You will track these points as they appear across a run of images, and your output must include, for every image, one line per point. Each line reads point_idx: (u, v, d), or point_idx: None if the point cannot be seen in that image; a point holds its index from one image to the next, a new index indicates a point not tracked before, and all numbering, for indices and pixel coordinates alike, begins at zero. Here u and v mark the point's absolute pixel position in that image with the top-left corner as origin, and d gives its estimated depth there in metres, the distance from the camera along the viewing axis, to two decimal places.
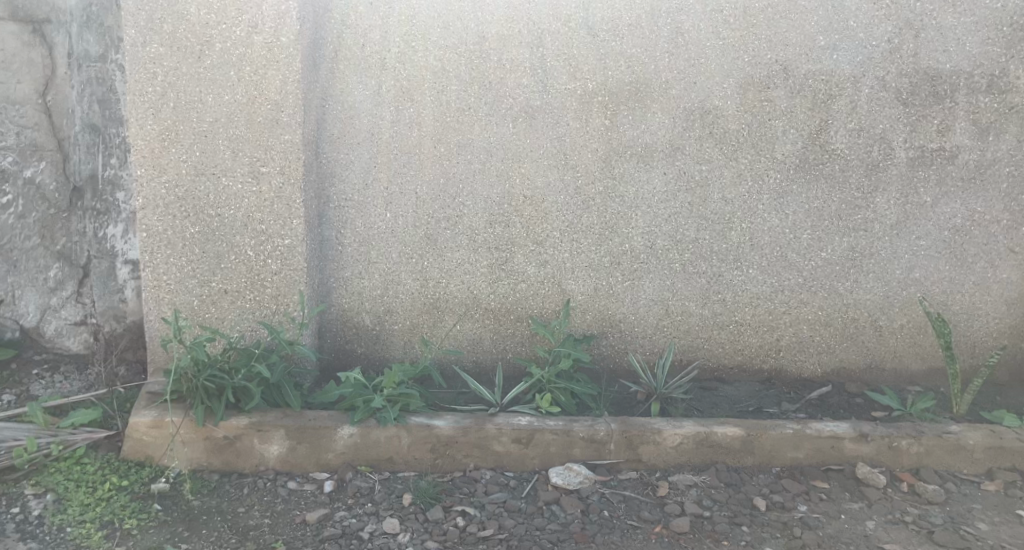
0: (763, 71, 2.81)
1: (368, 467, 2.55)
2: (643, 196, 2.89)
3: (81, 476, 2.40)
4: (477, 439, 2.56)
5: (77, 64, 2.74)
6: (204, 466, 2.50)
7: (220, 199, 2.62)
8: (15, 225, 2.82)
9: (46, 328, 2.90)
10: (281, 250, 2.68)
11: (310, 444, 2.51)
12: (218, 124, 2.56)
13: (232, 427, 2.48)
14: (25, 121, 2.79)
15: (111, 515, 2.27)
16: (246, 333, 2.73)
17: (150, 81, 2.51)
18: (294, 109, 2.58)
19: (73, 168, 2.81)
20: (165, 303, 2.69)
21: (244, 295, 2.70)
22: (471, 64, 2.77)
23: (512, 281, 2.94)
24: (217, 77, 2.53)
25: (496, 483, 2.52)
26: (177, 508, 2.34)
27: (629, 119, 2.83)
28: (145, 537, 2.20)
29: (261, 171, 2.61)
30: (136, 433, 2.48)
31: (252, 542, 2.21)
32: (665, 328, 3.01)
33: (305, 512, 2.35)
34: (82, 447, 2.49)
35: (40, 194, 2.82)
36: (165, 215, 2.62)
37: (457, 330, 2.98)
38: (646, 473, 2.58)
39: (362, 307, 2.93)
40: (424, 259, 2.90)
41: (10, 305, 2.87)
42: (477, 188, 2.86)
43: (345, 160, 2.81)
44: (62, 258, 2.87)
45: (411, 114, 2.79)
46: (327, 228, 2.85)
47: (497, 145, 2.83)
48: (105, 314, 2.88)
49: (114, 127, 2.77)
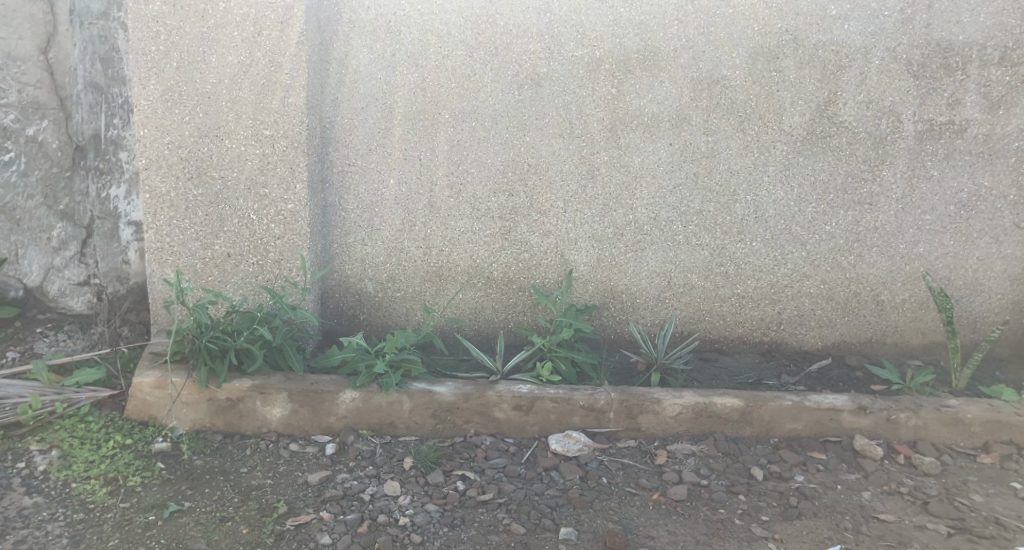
0: (773, 40, 2.77)
1: (369, 432, 2.57)
2: (649, 166, 2.87)
3: (86, 433, 2.42)
4: (479, 406, 2.59)
5: (78, 22, 2.73)
6: (206, 427, 2.52)
7: (222, 162, 2.61)
8: (17, 184, 2.80)
9: (49, 288, 2.89)
10: (285, 215, 2.68)
11: (312, 408, 2.53)
12: (221, 86, 2.54)
13: (235, 390, 2.50)
14: (27, 78, 2.74)
15: (115, 472, 2.29)
16: (249, 297, 2.75)
17: (153, 40, 2.49)
18: (296, 71, 2.56)
19: (75, 127, 2.79)
20: (169, 265, 2.69)
21: (247, 259, 2.71)
22: (478, 28, 2.73)
23: (516, 250, 2.94)
24: (220, 37, 2.50)
25: (496, 449, 2.54)
26: (180, 467, 2.36)
27: (636, 88, 2.80)
28: (150, 495, 2.23)
29: (264, 135, 2.60)
30: (139, 393, 2.49)
31: (254, 501, 2.24)
32: (667, 300, 3.02)
33: (307, 473, 2.37)
34: (86, 405, 2.51)
35: (43, 152, 2.80)
36: (169, 176, 2.61)
37: (460, 298, 2.99)
38: (645, 442, 2.61)
39: (364, 274, 2.93)
40: (427, 226, 2.90)
41: (14, 263, 2.85)
42: (480, 156, 2.84)
43: (349, 125, 2.79)
44: (65, 218, 2.86)
45: (415, 79, 2.77)
46: (330, 194, 2.85)
47: (503, 112, 2.80)
48: (108, 274, 2.91)
49: (117, 87, 2.78)
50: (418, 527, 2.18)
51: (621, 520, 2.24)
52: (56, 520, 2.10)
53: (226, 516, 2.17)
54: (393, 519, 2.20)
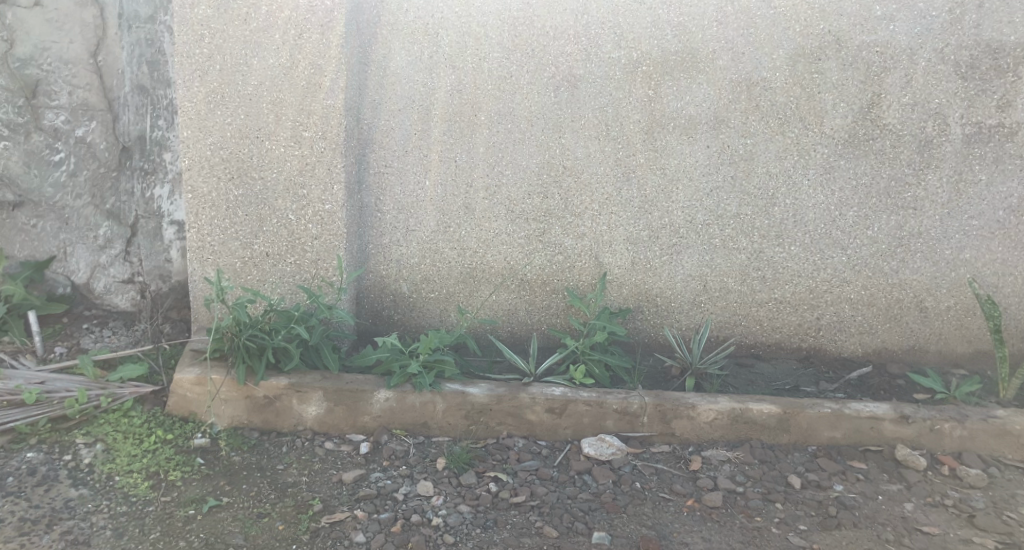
0: (815, 41, 2.73)
1: (403, 432, 2.59)
2: (686, 168, 2.85)
3: (129, 428, 2.48)
4: (512, 408, 2.59)
5: (127, 26, 2.78)
6: (244, 424, 2.56)
7: (263, 162, 2.66)
8: (66, 183, 2.88)
9: (95, 285, 2.96)
10: (322, 216, 2.72)
11: (347, 406, 2.56)
12: (263, 88, 2.59)
13: (273, 387, 2.54)
14: (77, 81, 2.82)
15: (156, 467, 2.34)
16: (286, 296, 2.79)
17: (197, 43, 2.54)
18: (335, 74, 2.59)
19: (122, 128, 2.85)
20: (209, 263, 2.75)
21: (285, 259, 2.75)
22: (515, 30, 2.73)
23: (550, 252, 2.94)
24: (262, 41, 2.54)
25: (529, 451, 2.54)
26: (219, 463, 2.40)
27: (674, 90, 2.78)
28: (189, 489, 2.27)
29: (303, 136, 2.64)
30: (180, 389, 2.54)
31: (290, 498, 2.27)
32: (702, 304, 2.98)
33: (341, 472, 2.40)
34: (128, 401, 2.56)
35: (91, 152, 2.87)
36: (210, 176, 2.66)
37: (493, 300, 2.99)
38: (679, 447, 2.58)
39: (399, 274, 2.95)
40: (461, 228, 2.91)
41: (62, 261, 2.94)
42: (515, 158, 2.84)
43: (387, 127, 2.82)
44: (111, 217, 2.93)
45: (452, 81, 2.78)
46: (367, 194, 2.87)
47: (539, 114, 2.80)
48: (151, 272, 2.94)
49: (162, 89, 2.81)
50: (452, 528, 2.18)
51: (655, 526, 2.22)
52: (100, 512, 2.15)
53: (263, 512, 2.20)
54: (426, 519, 2.21)
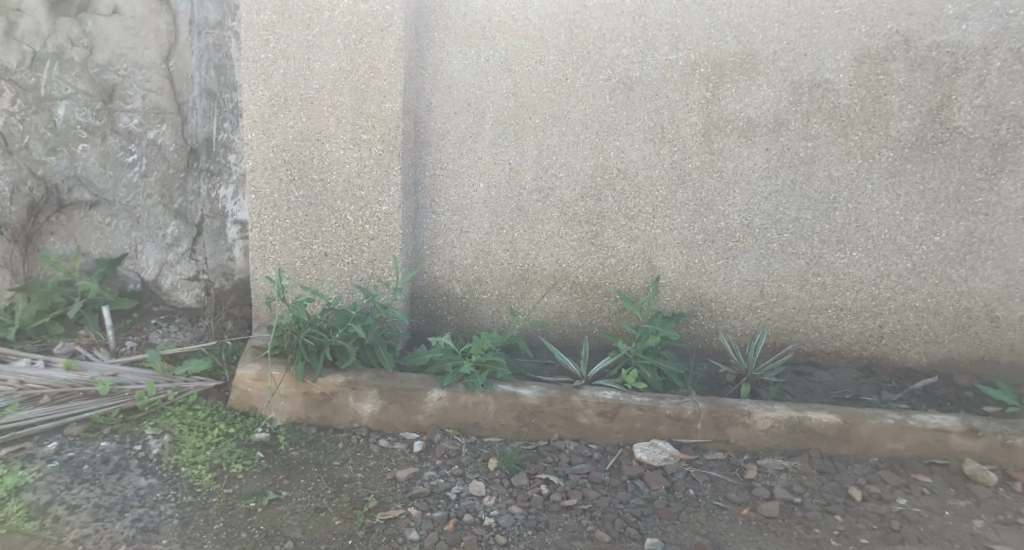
0: (882, 42, 2.66)
1: (455, 431, 2.62)
2: (744, 171, 2.80)
3: (193, 421, 2.56)
4: (563, 410, 2.59)
5: (197, 31, 2.86)
6: (302, 420, 2.62)
7: (322, 164, 2.71)
8: (138, 184, 2.99)
9: (163, 282, 3.07)
10: (378, 217, 2.76)
11: (401, 404, 2.60)
12: (324, 92, 2.65)
13: (330, 384, 2.59)
14: (150, 85, 2.91)
15: (219, 459, 2.41)
16: (343, 295, 2.84)
17: (263, 48, 2.61)
18: (394, 78, 2.64)
19: (191, 131, 2.95)
20: (270, 262, 2.82)
21: (342, 258, 2.80)
22: (571, 33, 2.73)
23: (602, 255, 2.93)
24: (324, 45, 2.60)
25: (580, 454, 2.54)
26: (278, 457, 2.47)
27: (733, 92, 2.74)
28: (250, 482, 2.34)
29: (362, 138, 2.69)
30: (242, 385, 2.61)
31: (346, 494, 2.31)
32: (758, 310, 2.93)
33: (395, 469, 2.44)
34: (193, 395, 2.66)
35: (161, 154, 2.97)
36: (273, 178, 2.73)
37: (545, 302, 2.99)
38: (734, 455, 2.54)
39: (452, 275, 2.98)
40: (514, 230, 2.92)
41: (133, 258, 3.05)
42: (569, 160, 2.84)
43: (443, 130, 2.85)
44: (178, 216, 3.03)
45: (507, 84, 2.79)
46: (422, 196, 2.91)
47: (594, 116, 2.80)
48: (215, 270, 3.05)
49: (228, 93, 2.89)
50: (504, 529, 2.20)
51: (710, 534, 2.20)
52: (167, 501, 2.23)
53: (320, 507, 2.25)
54: (478, 519, 2.23)
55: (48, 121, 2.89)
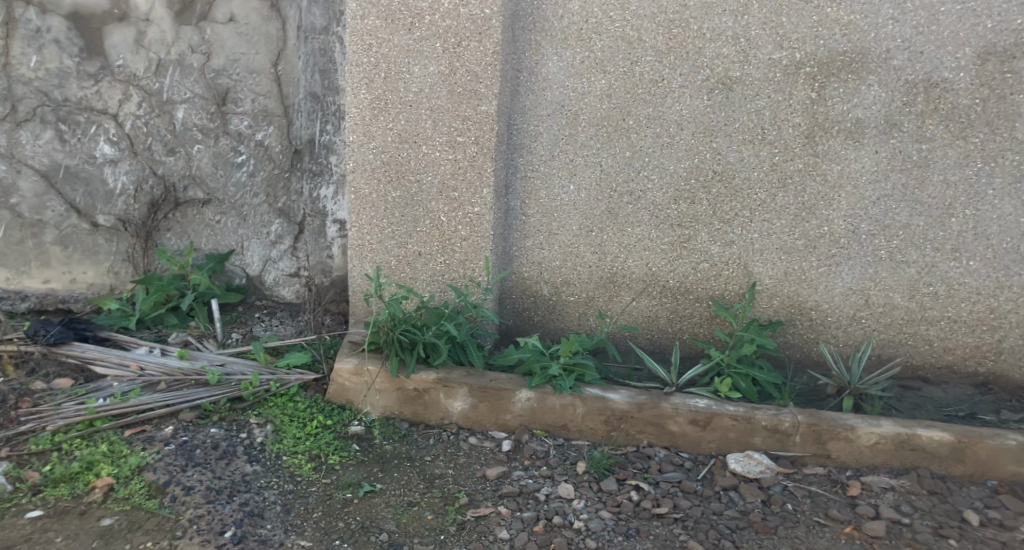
0: (1008, 38, 2.50)
1: (544, 432, 2.62)
2: (850, 175, 2.69)
3: (294, 411, 2.66)
4: (653, 417, 2.54)
5: (304, 37, 2.96)
6: (395, 415, 2.69)
7: (419, 166, 2.77)
8: (247, 183, 3.13)
9: (266, 277, 3.22)
10: (471, 218, 2.80)
11: (490, 403, 2.63)
12: (422, 95, 2.70)
13: (422, 381, 2.65)
14: (260, 89, 3.04)
15: (318, 450, 2.50)
16: (436, 293, 2.90)
17: (366, 53, 2.69)
18: (491, 80, 2.67)
19: (295, 132, 3.08)
20: (367, 261, 2.91)
21: (435, 258, 2.86)
22: (670, 32, 2.67)
23: (695, 259, 2.87)
24: (424, 49, 2.66)
25: (671, 462, 2.49)
26: (372, 450, 2.54)
27: (840, 92, 2.63)
28: (346, 473, 2.42)
29: (457, 141, 2.73)
30: (339, 378, 2.69)
31: (437, 490, 2.36)
32: (862, 320, 2.81)
33: (485, 468, 2.46)
34: (294, 386, 2.76)
35: (268, 155, 3.11)
36: (371, 179, 2.81)
37: (634, 306, 2.96)
38: (835, 471, 2.44)
39: (541, 276, 2.98)
40: (604, 233, 2.90)
41: (240, 254, 3.20)
42: (663, 162, 2.80)
43: (535, 132, 2.85)
44: (282, 215, 3.16)
45: (602, 86, 2.76)
46: (513, 197, 2.92)
47: (690, 118, 2.74)
48: (315, 267, 3.19)
49: (332, 96, 3.01)
50: (593, 533, 2.19)
51: None
52: (271, 488, 2.33)
53: (413, 501, 2.30)
54: (568, 522, 2.23)
55: (168, 123, 3.05)
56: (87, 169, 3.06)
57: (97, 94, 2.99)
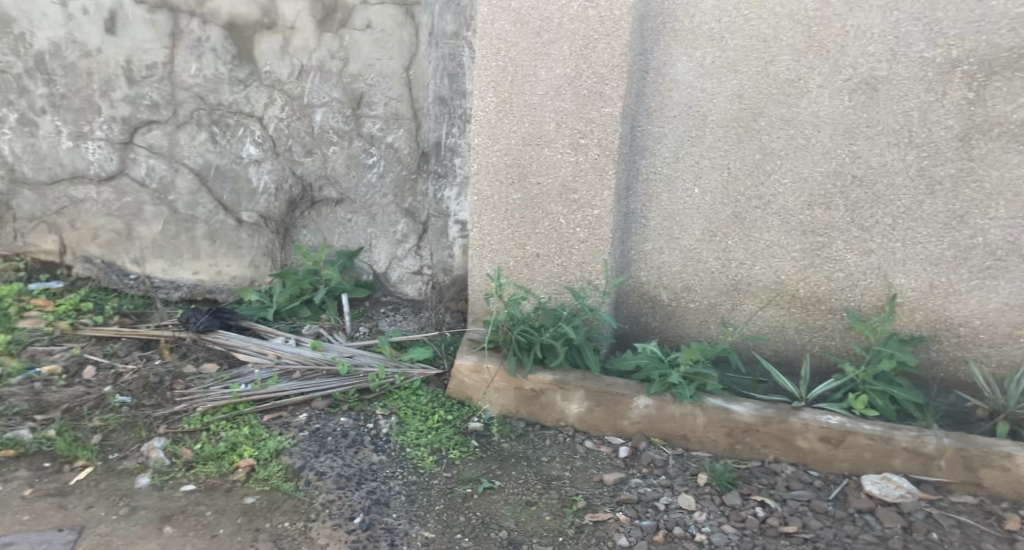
0: None
1: (662, 441, 2.57)
2: (1010, 181, 2.50)
3: (417, 405, 2.74)
4: (780, 431, 2.44)
5: (435, 42, 3.05)
6: (512, 413, 2.71)
7: (541, 168, 2.79)
8: (377, 184, 3.26)
9: (391, 274, 3.34)
10: (590, 220, 2.79)
11: (607, 408, 2.60)
12: (547, 97, 2.71)
13: (539, 382, 2.65)
14: (392, 93, 3.15)
15: (439, 443, 2.57)
16: (553, 295, 2.90)
17: (494, 56, 2.73)
18: (618, 82, 2.64)
19: (424, 136, 3.16)
20: (486, 261, 2.95)
21: (553, 260, 2.86)
22: (810, 30, 2.55)
23: (828, 268, 2.72)
24: (551, 52, 2.67)
25: (798, 479, 2.39)
26: (491, 447, 2.58)
27: (1001, 92, 2.45)
28: (465, 468, 2.47)
29: (580, 143, 2.73)
30: (459, 374, 2.75)
31: (555, 491, 2.38)
32: (1020, 339, 2.59)
33: (602, 472, 2.45)
34: (417, 380, 2.85)
35: (397, 157, 3.21)
36: (494, 180, 2.85)
37: (759, 315, 2.84)
38: (987, 501, 2.28)
39: (660, 281, 2.92)
40: (730, 238, 2.80)
41: (369, 251, 3.33)
42: (796, 166, 2.68)
43: (659, 133, 2.78)
44: (408, 214, 3.26)
45: (732, 87, 2.67)
46: (634, 201, 2.87)
47: (828, 119, 2.61)
48: (437, 266, 3.26)
49: (459, 100, 3.07)
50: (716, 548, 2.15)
51: None
52: (395, 477, 2.41)
53: (531, 501, 2.34)
54: (689, 535, 2.20)
55: (307, 126, 3.22)
56: (235, 169, 3.28)
57: (246, 98, 3.19)
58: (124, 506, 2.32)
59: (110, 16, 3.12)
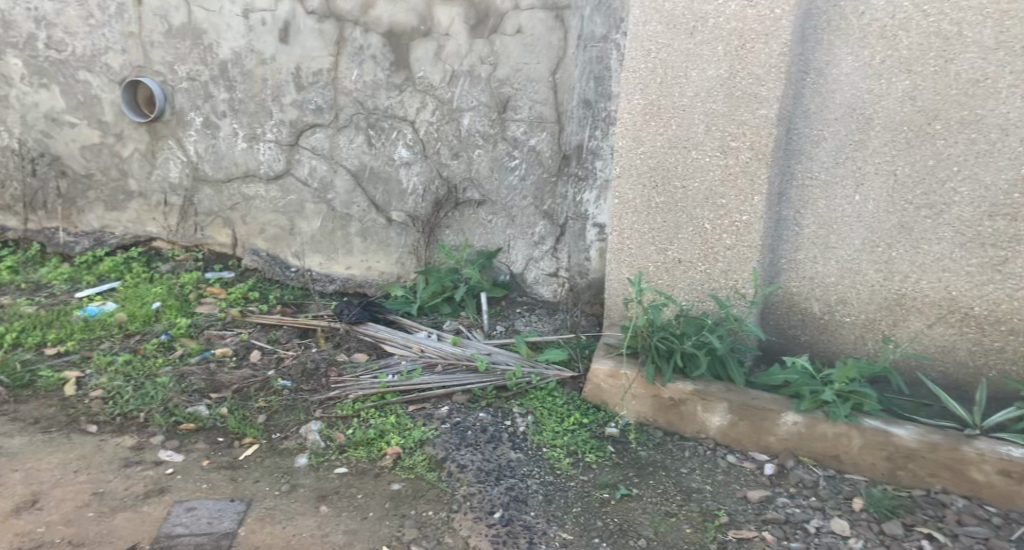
0: None
1: (812, 460, 2.45)
2: None
3: (553, 406, 2.76)
4: (949, 459, 2.27)
5: (584, 45, 3.06)
6: (650, 421, 2.67)
7: (686, 171, 2.72)
8: (517, 186, 3.31)
9: (528, 275, 3.37)
10: (738, 226, 2.69)
11: (751, 422, 2.50)
12: (697, 99, 2.65)
13: (679, 391, 2.59)
14: (538, 97, 3.19)
15: (575, 446, 2.57)
16: (694, 303, 2.83)
17: (644, 58, 2.69)
18: (775, 84, 2.54)
19: (566, 139, 3.18)
20: (625, 265, 2.91)
21: (696, 266, 2.79)
22: (999, 26, 2.34)
23: (1011, 285, 2.47)
24: (705, 53, 2.60)
25: (972, 514, 2.22)
26: (628, 454, 2.56)
27: None
28: (601, 473, 2.47)
29: (730, 146, 2.64)
30: (595, 379, 2.73)
31: (696, 504, 2.33)
32: None
33: (745, 489, 2.38)
34: (553, 382, 2.86)
35: (539, 160, 3.25)
36: (637, 184, 2.81)
37: (925, 333, 2.62)
38: None
39: (813, 293, 2.75)
40: (894, 249, 2.61)
41: (506, 253, 3.39)
42: (976, 172, 2.45)
43: (818, 136, 2.63)
44: (546, 217, 3.29)
45: (904, 87, 2.48)
46: (786, 207, 2.72)
47: (1017, 122, 2.38)
48: (573, 269, 3.28)
49: (604, 102, 3.07)
50: None
51: None
52: (532, 476, 2.44)
53: (670, 512, 2.30)
54: None
55: (455, 129, 3.32)
56: (387, 170, 3.44)
57: (401, 103, 3.34)
58: (286, 483, 2.48)
59: (285, 26, 3.36)
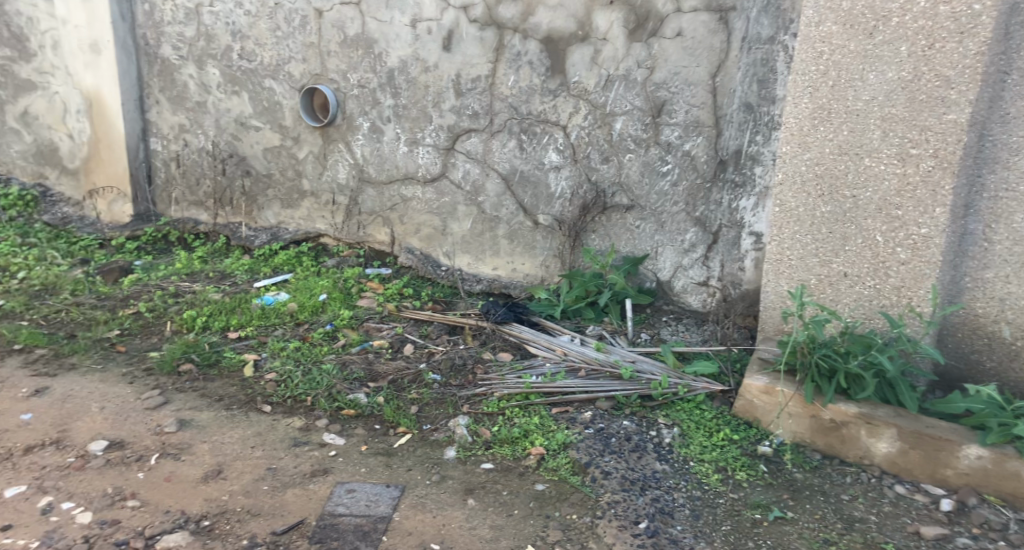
0: None
1: (998, 500, 2.25)
2: None
3: (701, 419, 2.69)
4: None
5: (748, 47, 2.96)
6: (807, 443, 2.53)
7: (858, 180, 2.56)
8: (669, 191, 3.24)
9: (675, 283, 3.32)
10: (916, 239, 2.50)
11: (925, 452, 2.32)
12: (874, 103, 2.48)
13: (841, 413, 2.44)
14: (695, 100, 3.11)
15: (724, 462, 2.48)
16: (861, 320, 2.64)
17: (815, 60, 2.56)
18: (968, 87, 2.33)
19: (723, 143, 3.09)
20: (783, 277, 2.78)
21: (864, 281, 2.61)
22: None
23: None
24: (885, 54, 2.43)
25: None
26: (781, 475, 2.44)
27: None
28: (753, 493, 2.36)
29: (910, 153, 2.45)
30: (748, 394, 2.62)
31: (858, 534, 2.18)
32: None
33: (918, 524, 2.20)
34: (701, 394, 2.78)
35: (693, 165, 3.17)
36: (800, 192, 2.68)
37: None
38: None
39: (1002, 316, 2.50)
40: None
41: (653, 259, 3.34)
42: None
43: (1017, 144, 2.37)
44: (698, 223, 3.22)
45: None
46: (973, 220, 2.48)
47: None
48: (726, 279, 3.20)
49: (767, 106, 2.96)
50: None
51: None
52: (679, 489, 2.38)
53: (829, 540, 2.17)
54: None
55: (607, 134, 3.30)
56: (537, 174, 3.48)
57: (554, 108, 3.37)
58: (436, 473, 2.57)
59: (449, 34, 3.49)
